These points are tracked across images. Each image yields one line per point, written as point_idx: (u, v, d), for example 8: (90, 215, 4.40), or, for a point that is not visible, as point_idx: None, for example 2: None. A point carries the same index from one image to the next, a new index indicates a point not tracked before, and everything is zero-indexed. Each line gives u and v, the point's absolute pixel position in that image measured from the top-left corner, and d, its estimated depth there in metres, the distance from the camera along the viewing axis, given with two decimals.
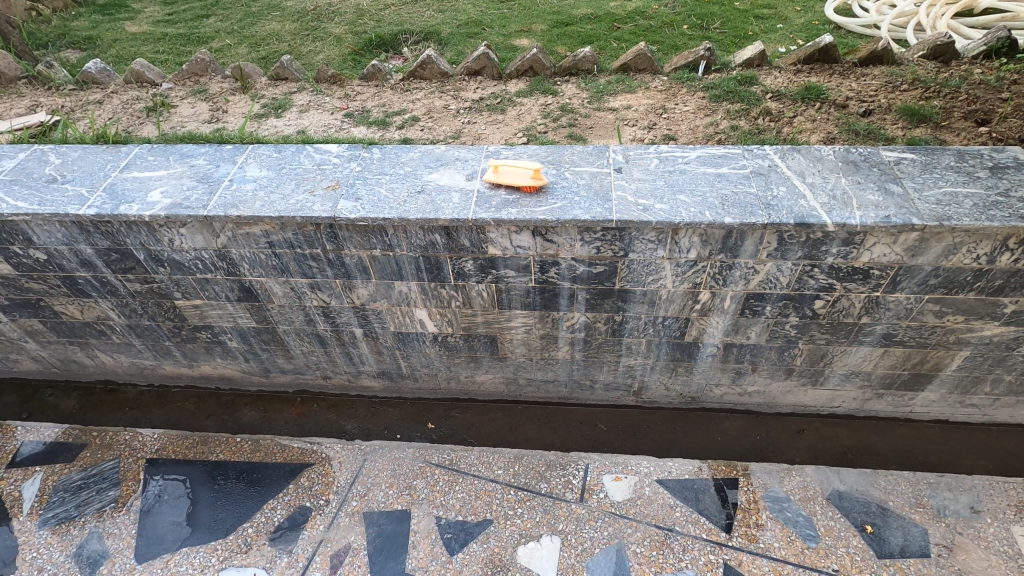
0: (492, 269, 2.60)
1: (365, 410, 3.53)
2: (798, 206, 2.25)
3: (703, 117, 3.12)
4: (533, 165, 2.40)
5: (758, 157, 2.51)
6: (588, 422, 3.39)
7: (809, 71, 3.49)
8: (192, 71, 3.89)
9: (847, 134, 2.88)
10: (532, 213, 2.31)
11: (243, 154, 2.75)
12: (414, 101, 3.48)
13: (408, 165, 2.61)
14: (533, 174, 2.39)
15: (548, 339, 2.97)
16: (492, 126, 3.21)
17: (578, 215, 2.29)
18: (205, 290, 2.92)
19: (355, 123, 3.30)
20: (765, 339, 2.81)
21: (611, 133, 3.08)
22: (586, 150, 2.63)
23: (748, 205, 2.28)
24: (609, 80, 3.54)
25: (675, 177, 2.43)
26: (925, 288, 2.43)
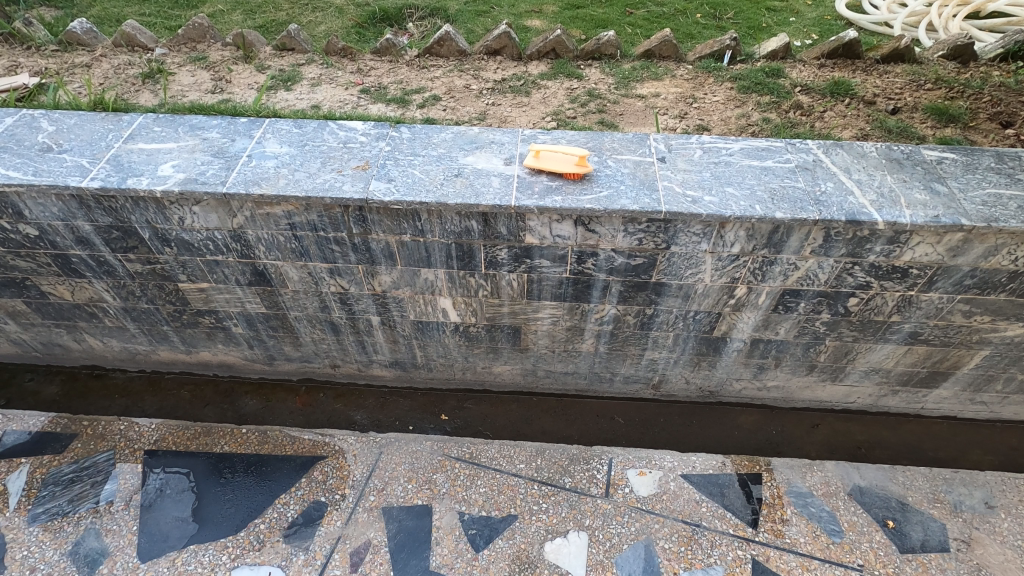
0: (526, 259, 2.50)
1: (375, 400, 3.41)
2: (848, 203, 2.22)
3: (733, 108, 3.06)
4: (578, 153, 2.30)
5: (802, 151, 2.46)
6: (605, 415, 3.34)
7: (833, 66, 3.46)
8: (189, 37, 3.63)
9: (879, 132, 2.87)
10: (578, 202, 2.22)
11: (260, 129, 2.56)
12: (433, 79, 3.32)
13: (441, 147, 2.47)
14: (577, 160, 2.29)
15: (574, 331, 2.90)
16: (517, 110, 3.08)
17: (626, 205, 2.21)
18: (214, 273, 2.74)
19: (372, 100, 3.12)
20: (793, 336, 2.80)
21: (643, 120, 2.99)
22: (625, 137, 2.53)
23: (797, 200, 2.24)
24: (633, 67, 3.45)
25: (720, 169, 2.37)
26: (959, 288, 2.45)
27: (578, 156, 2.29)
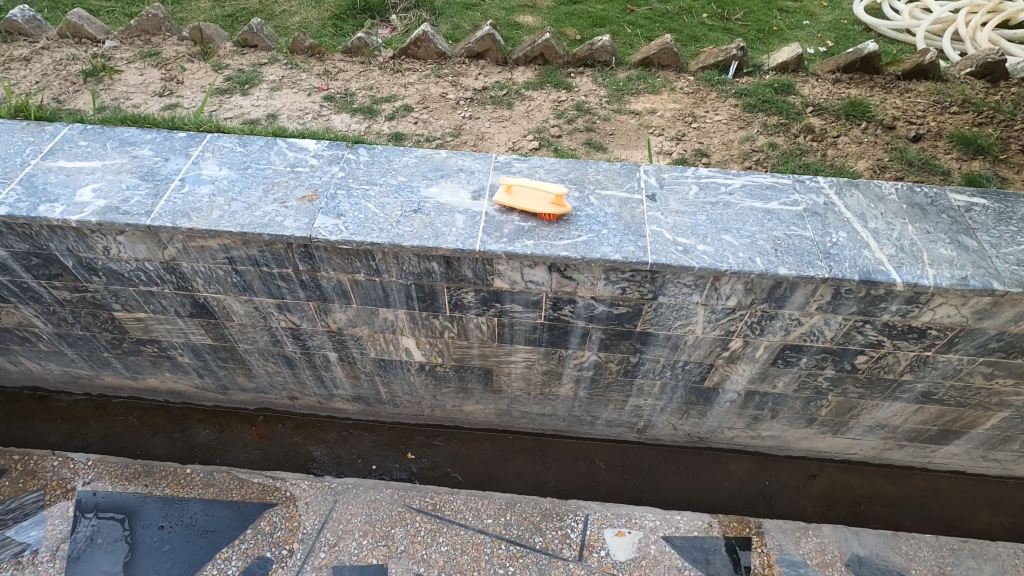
0: (495, 302, 2.22)
1: (336, 434, 3.15)
2: (862, 258, 1.93)
3: (736, 129, 2.75)
4: (557, 193, 1.98)
5: (812, 191, 2.16)
6: (585, 458, 3.08)
7: (849, 81, 3.14)
8: (142, 28, 3.31)
9: (899, 164, 2.56)
10: (551, 248, 1.93)
11: (198, 146, 2.26)
12: (407, 85, 3.00)
13: (402, 174, 2.17)
14: (553, 199, 1.99)
15: (550, 375, 2.62)
16: (497, 125, 2.77)
17: (607, 253, 1.92)
18: (150, 304, 2.46)
19: (336, 109, 2.81)
20: (792, 389, 2.52)
21: (636, 142, 2.68)
22: (612, 167, 2.22)
23: (804, 252, 1.94)
24: (629, 77, 3.12)
25: (718, 211, 2.07)
26: (981, 350, 2.17)
27: (556, 196, 1.98)
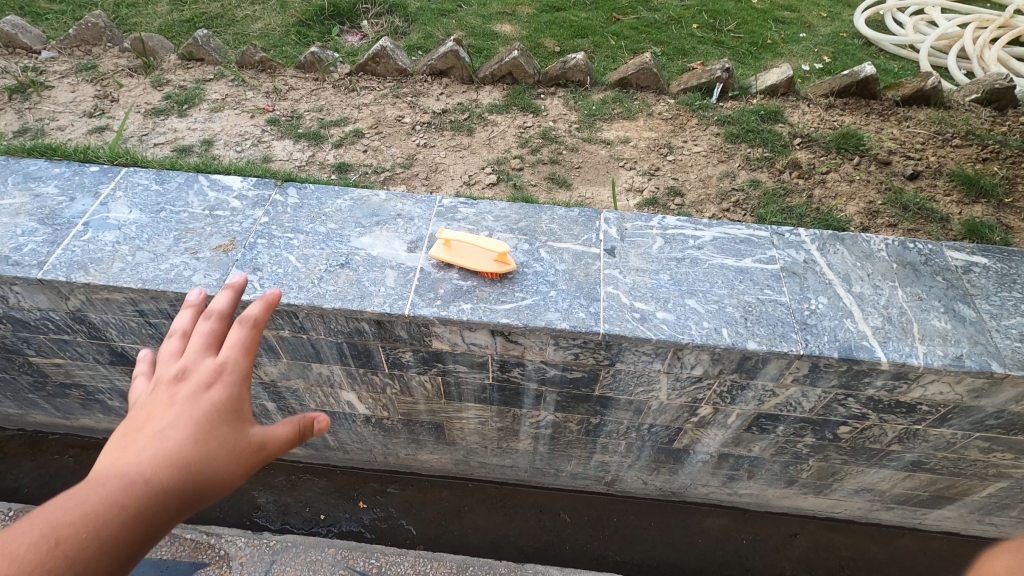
0: (437, 362, 1.99)
1: (284, 479, 2.94)
2: (843, 330, 1.70)
3: (715, 163, 2.51)
4: (501, 250, 1.74)
5: (791, 245, 1.92)
6: (550, 510, 2.87)
7: (843, 107, 2.90)
8: (82, 38, 3.08)
9: (893, 207, 2.32)
10: (491, 313, 1.71)
11: (110, 183, 2.04)
12: (361, 107, 2.77)
13: (332, 220, 1.95)
14: (496, 255, 1.77)
15: (506, 431, 2.40)
16: (454, 154, 2.53)
17: (553, 321, 1.70)
18: (65, 351, 2.24)
19: (280, 134, 2.58)
20: (769, 453, 2.30)
21: (604, 177, 2.44)
22: (568, 214, 2.00)
23: (778, 322, 1.71)
24: (604, 99, 2.88)
25: (683, 270, 1.84)
26: (978, 426, 1.94)
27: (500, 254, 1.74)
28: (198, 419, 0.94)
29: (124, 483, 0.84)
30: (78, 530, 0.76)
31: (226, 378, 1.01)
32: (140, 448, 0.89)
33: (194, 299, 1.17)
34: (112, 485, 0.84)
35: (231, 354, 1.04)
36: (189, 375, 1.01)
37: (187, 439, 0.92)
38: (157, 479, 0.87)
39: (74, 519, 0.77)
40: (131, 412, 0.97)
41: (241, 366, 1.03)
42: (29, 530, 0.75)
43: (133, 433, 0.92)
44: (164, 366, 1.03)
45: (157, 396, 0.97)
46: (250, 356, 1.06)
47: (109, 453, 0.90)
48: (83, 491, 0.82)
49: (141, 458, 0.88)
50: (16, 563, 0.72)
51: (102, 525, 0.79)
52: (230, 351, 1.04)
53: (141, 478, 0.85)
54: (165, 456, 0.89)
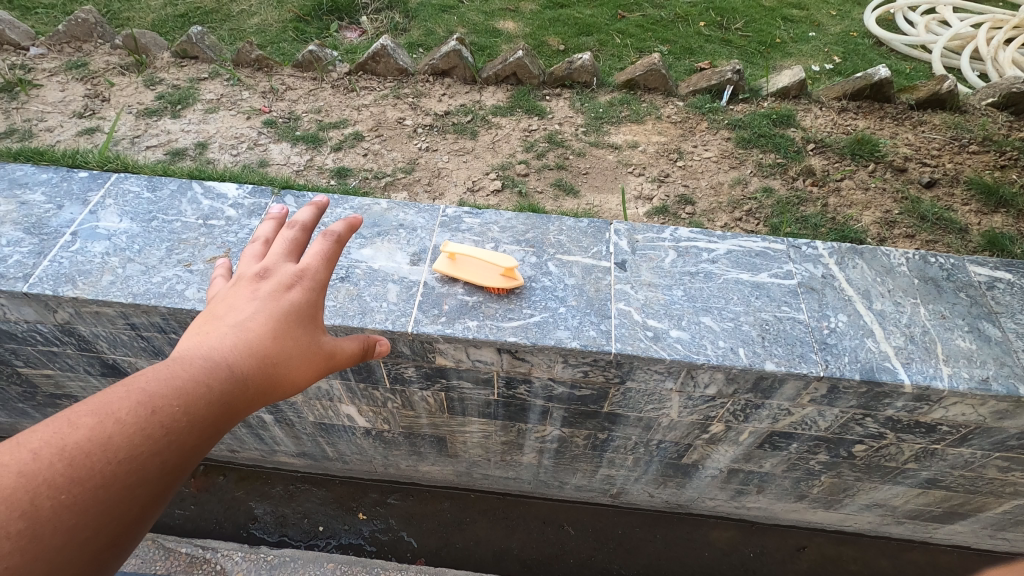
0: (440, 378, 1.92)
1: (282, 489, 2.88)
2: (865, 350, 1.63)
3: (727, 169, 2.43)
4: (507, 265, 1.66)
5: (808, 259, 1.85)
6: (553, 522, 2.81)
7: (856, 110, 2.83)
8: (72, 34, 2.98)
9: (910, 217, 2.25)
10: (498, 331, 1.64)
11: (100, 190, 1.95)
12: (361, 108, 2.68)
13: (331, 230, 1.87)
14: (502, 270, 1.69)
15: (510, 445, 2.34)
16: (457, 159, 2.45)
17: (562, 340, 1.63)
18: (55, 362, 2.17)
19: (276, 137, 2.49)
20: (781, 469, 2.24)
21: (612, 183, 2.36)
22: (577, 224, 1.93)
23: (796, 341, 1.64)
24: (611, 101, 2.80)
25: (697, 285, 1.77)
26: (998, 447, 1.88)
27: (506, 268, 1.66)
28: (281, 315, 0.92)
29: (213, 362, 0.79)
30: (174, 400, 0.70)
31: (309, 282, 0.99)
32: (226, 335, 0.85)
33: (274, 214, 1.17)
34: (201, 364, 0.78)
35: (313, 262, 1.02)
36: (271, 276, 0.99)
37: (270, 334, 0.89)
38: (244, 366, 0.82)
39: (170, 388, 0.72)
40: (209, 306, 0.95)
41: (322, 275, 1.01)
42: (126, 396, 0.68)
43: (214, 323, 0.88)
44: (246, 266, 1.02)
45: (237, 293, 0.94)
46: (330, 267, 1.05)
47: (188, 339, 0.86)
48: (172, 366, 0.76)
49: (227, 345, 0.84)
50: (113, 425, 0.65)
51: (194, 398, 0.73)
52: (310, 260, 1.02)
53: (228, 362, 0.81)
54: (250, 347, 0.85)
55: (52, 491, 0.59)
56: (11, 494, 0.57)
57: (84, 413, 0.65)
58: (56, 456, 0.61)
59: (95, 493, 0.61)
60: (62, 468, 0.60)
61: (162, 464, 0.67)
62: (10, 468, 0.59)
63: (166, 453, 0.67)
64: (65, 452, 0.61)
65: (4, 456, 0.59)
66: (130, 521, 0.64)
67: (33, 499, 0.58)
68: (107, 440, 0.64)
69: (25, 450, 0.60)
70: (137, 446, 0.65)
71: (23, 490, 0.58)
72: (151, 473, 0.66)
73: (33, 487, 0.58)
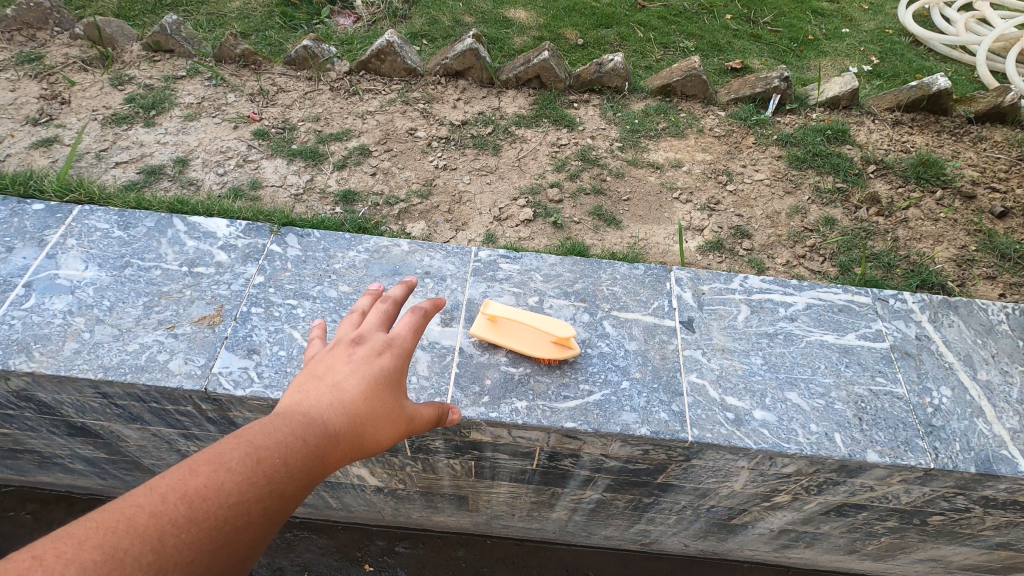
0: (472, 450, 1.66)
1: (279, 537, 2.60)
2: (977, 435, 1.40)
3: (782, 194, 2.17)
4: (565, 333, 1.39)
5: (898, 315, 1.62)
6: (576, 570, 2.59)
7: (911, 123, 2.58)
8: (23, 21, 2.57)
9: (987, 253, 2.02)
10: (552, 414, 1.37)
11: (59, 227, 1.62)
12: (365, 116, 2.35)
13: (345, 280, 1.58)
14: (555, 340, 1.43)
15: (540, 503, 2.09)
16: (478, 180, 2.15)
17: (628, 424, 1.37)
18: (11, 422, 1.84)
19: (269, 152, 2.16)
20: (839, 531, 2.03)
21: (657, 210, 2.09)
22: (632, 271, 1.66)
23: (898, 424, 1.41)
24: (646, 109, 2.50)
25: (778, 350, 1.52)
26: None
27: (563, 338, 1.39)
28: (371, 379, 0.96)
29: (309, 421, 0.84)
30: (275, 453, 0.76)
31: (397, 350, 1.01)
32: (321, 394, 0.90)
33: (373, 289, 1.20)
34: (300, 421, 0.84)
35: (403, 331, 1.05)
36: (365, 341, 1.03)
37: (360, 395, 0.93)
38: (335, 425, 0.87)
39: (273, 443, 0.77)
40: (309, 367, 1.00)
41: (409, 344, 1.03)
42: (237, 446, 0.74)
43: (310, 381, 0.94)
44: (345, 328, 1.07)
45: (332, 355, 0.99)
46: (417, 337, 1.07)
47: (290, 394, 0.92)
48: (275, 422, 0.83)
49: (322, 403, 0.89)
50: (228, 473, 0.70)
51: (292, 453, 0.78)
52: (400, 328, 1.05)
53: (320, 420, 0.86)
54: (341, 407, 0.90)
55: (176, 528, 0.64)
56: (144, 528, 0.62)
57: (203, 460, 0.71)
58: (179, 498, 0.66)
59: (208, 537, 0.66)
60: (185, 508, 0.65)
61: (263, 515, 0.72)
62: (143, 508, 0.64)
63: (266, 502, 0.72)
64: (189, 494, 0.66)
65: (139, 496, 0.65)
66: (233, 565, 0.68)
67: (161, 534, 0.63)
68: (222, 487, 0.69)
69: (157, 491, 0.65)
70: (245, 494, 0.70)
71: (153, 527, 0.63)
72: (253, 522, 0.71)
73: (162, 523, 0.63)
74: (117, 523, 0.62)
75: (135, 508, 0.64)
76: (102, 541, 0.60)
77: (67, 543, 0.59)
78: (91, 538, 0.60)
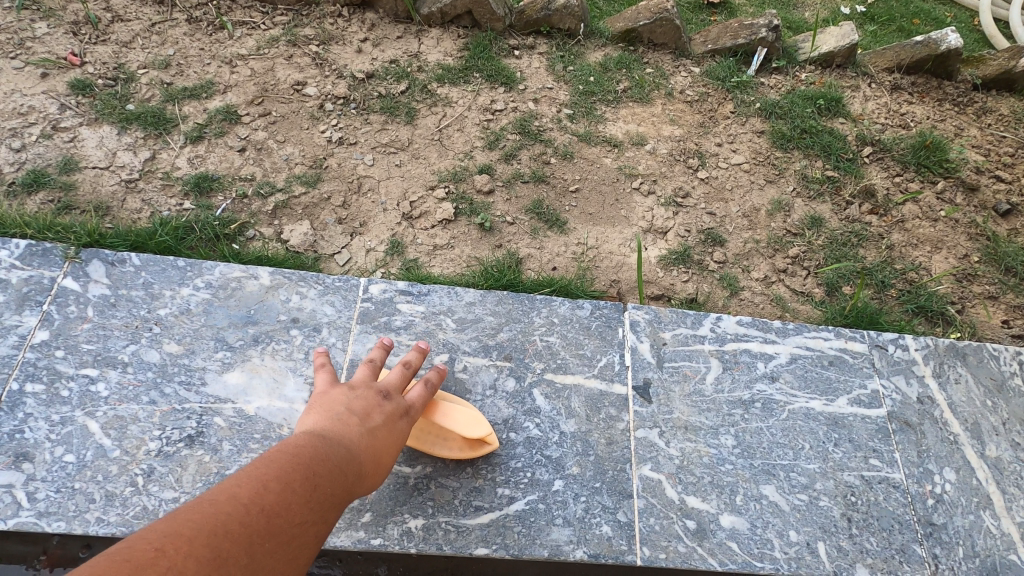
0: None
1: None
2: (983, 536, 1.14)
3: (763, 183, 1.78)
4: (478, 431, 1.04)
5: (898, 369, 1.31)
6: None
7: (913, 88, 2.17)
8: None
9: (991, 264, 1.71)
10: (458, 537, 1.01)
11: None
12: (234, 62, 1.76)
13: (172, 335, 1.12)
14: (460, 439, 1.06)
15: None
16: (385, 160, 1.65)
17: (559, 545, 1.03)
18: None
19: (92, 115, 1.57)
20: None
21: (611, 205, 1.66)
22: (575, 313, 1.28)
23: (894, 525, 1.13)
24: (604, 61, 1.99)
25: (755, 425, 1.19)
26: None
27: (476, 436, 1.04)
28: (396, 434, 0.95)
29: (350, 457, 0.86)
30: (327, 484, 0.80)
31: (416, 415, 1.01)
32: (355, 431, 0.90)
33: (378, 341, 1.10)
34: (341, 454, 0.85)
35: (420, 394, 1.02)
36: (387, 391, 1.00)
37: (385, 445, 0.93)
38: (364, 467, 0.88)
39: (325, 471, 0.81)
40: (330, 395, 0.95)
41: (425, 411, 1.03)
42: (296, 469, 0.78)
43: (342, 412, 0.92)
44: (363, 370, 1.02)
45: (358, 394, 0.96)
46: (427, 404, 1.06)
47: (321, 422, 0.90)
48: (321, 449, 0.84)
49: (355, 440, 0.89)
50: (295, 493, 0.75)
51: (340, 481, 0.82)
52: (416, 387, 1.03)
53: (357, 458, 0.87)
54: (371, 450, 0.90)
55: (261, 537, 0.68)
56: (238, 533, 0.66)
57: (273, 476, 0.75)
58: (261, 510, 0.70)
59: (283, 548, 0.70)
60: (266, 520, 0.70)
61: (315, 537, 0.75)
62: (234, 515, 0.67)
63: (320, 526, 0.76)
64: (268, 508, 0.71)
65: (227, 502, 0.68)
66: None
67: (252, 540, 0.67)
68: (291, 503, 0.74)
69: (244, 500, 0.69)
70: (305, 515, 0.75)
71: (244, 534, 0.66)
72: (309, 541, 0.74)
73: (252, 530, 0.67)
74: (218, 524, 0.65)
75: (228, 513, 0.67)
76: (210, 538, 0.63)
77: (182, 538, 0.61)
78: (200, 535, 0.62)
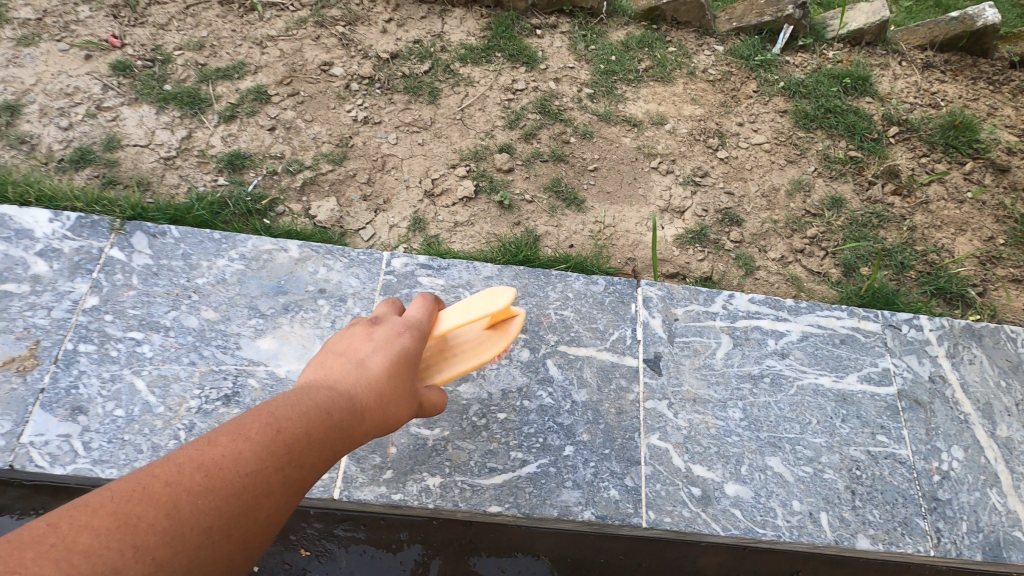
0: None
1: None
2: (987, 512, 1.16)
3: (784, 163, 1.77)
4: (502, 302, 0.99)
5: (911, 348, 1.32)
6: None
7: (946, 65, 2.11)
8: None
9: (1016, 246, 1.69)
10: (472, 496, 1.08)
11: None
12: (264, 43, 1.81)
13: (210, 303, 1.20)
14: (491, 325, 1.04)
15: None
16: (408, 139, 1.69)
17: (568, 506, 1.09)
18: None
19: (133, 95, 1.65)
20: None
21: (628, 184, 1.68)
22: (589, 288, 1.32)
23: (898, 498, 1.16)
24: (627, 39, 1.99)
25: (763, 399, 1.22)
26: None
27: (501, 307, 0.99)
28: (394, 357, 0.90)
29: (334, 394, 0.81)
30: (297, 423, 0.74)
31: (417, 332, 0.95)
32: (345, 369, 0.87)
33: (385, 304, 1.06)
34: (325, 394, 0.81)
35: (419, 311, 0.99)
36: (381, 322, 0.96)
37: (384, 372, 0.88)
38: (356, 402, 0.83)
39: (294, 413, 0.75)
40: (326, 345, 0.94)
41: (428, 326, 0.98)
42: (257, 418, 0.73)
43: (329, 358, 0.89)
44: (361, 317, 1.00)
45: (349, 334, 0.94)
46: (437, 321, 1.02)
47: (312, 373, 0.87)
48: (299, 394, 0.80)
49: (344, 379, 0.85)
50: (248, 441, 0.69)
51: (316, 420, 0.76)
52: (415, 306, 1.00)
53: (345, 393, 0.83)
54: (365, 382, 0.85)
55: (192, 496, 0.62)
56: (162, 498, 0.60)
57: (227, 430, 0.70)
58: (197, 467, 0.64)
59: (227, 500, 0.64)
60: (201, 477, 0.63)
61: (285, 480, 0.70)
62: (160, 478, 0.62)
63: (291, 469, 0.70)
64: (208, 463, 0.65)
65: (156, 467, 0.63)
66: (259, 530, 0.67)
67: (177, 501, 0.60)
68: (242, 453, 0.68)
69: (178, 459, 0.64)
70: (263, 462, 0.68)
71: (171, 495, 0.61)
72: (276, 488, 0.68)
73: (179, 490, 0.61)
74: (134, 491, 0.60)
75: (152, 477, 0.62)
76: (115, 509, 0.57)
77: (83, 512, 0.56)
78: (106, 506, 0.57)
